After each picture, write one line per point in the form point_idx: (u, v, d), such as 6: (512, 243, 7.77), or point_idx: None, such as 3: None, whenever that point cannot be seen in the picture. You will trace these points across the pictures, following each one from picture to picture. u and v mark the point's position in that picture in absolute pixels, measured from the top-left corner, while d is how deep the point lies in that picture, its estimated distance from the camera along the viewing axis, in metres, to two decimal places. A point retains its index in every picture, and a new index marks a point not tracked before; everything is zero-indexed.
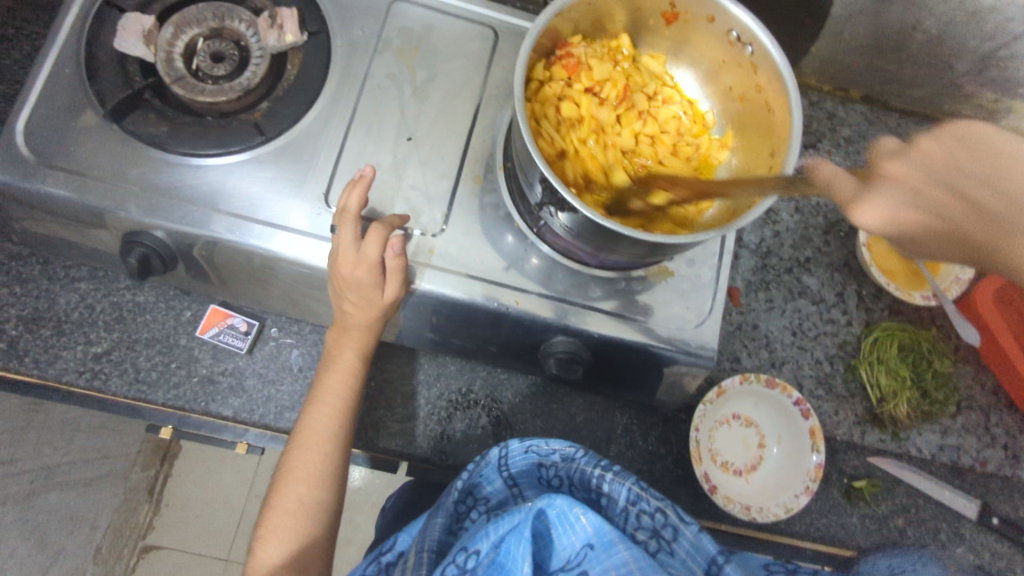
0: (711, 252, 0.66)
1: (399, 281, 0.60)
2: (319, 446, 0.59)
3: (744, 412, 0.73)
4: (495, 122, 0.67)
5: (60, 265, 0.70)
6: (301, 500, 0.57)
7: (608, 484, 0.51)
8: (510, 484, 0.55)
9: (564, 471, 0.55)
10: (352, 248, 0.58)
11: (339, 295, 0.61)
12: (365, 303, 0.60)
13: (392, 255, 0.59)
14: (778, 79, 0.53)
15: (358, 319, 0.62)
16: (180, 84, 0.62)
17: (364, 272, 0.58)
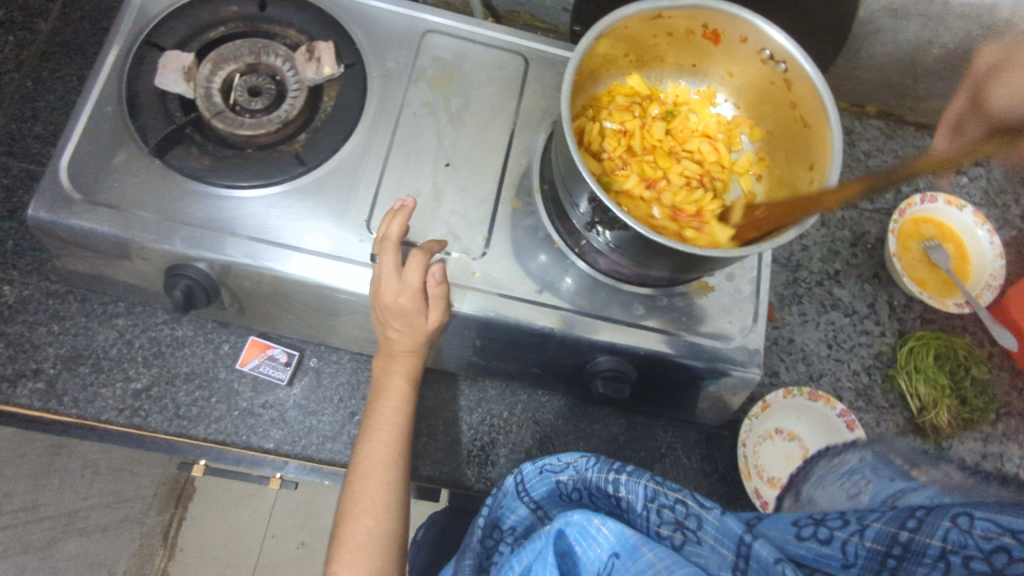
0: (750, 266, 0.67)
1: (444, 306, 0.60)
2: (380, 474, 0.58)
3: (787, 426, 0.73)
4: (530, 146, 0.68)
5: (98, 302, 0.69)
6: (369, 534, 0.56)
7: (624, 486, 0.47)
8: (534, 508, 0.52)
9: (580, 483, 0.51)
10: (395, 276, 0.58)
11: (381, 324, 0.62)
12: (411, 330, 0.60)
13: (435, 283, 0.59)
14: (814, 93, 0.54)
15: (403, 345, 0.62)
16: (220, 118, 0.63)
17: (408, 300, 0.58)
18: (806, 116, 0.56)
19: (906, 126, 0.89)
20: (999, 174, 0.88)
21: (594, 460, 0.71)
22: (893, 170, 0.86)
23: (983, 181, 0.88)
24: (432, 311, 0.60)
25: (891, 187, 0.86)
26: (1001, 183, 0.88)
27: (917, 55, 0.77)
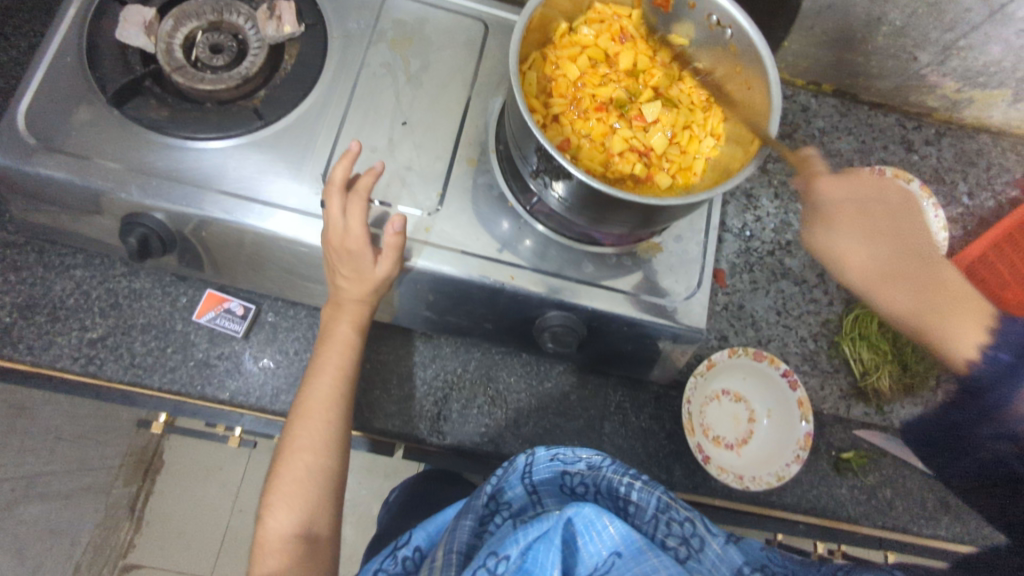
0: (697, 228, 0.69)
1: (393, 257, 0.60)
2: (322, 414, 0.61)
3: (733, 387, 0.75)
4: (487, 109, 0.69)
5: (56, 253, 0.70)
6: (305, 470, 0.59)
7: (636, 492, 0.51)
8: (530, 490, 0.55)
9: (589, 479, 0.54)
10: (340, 222, 0.60)
11: (333, 269, 0.63)
12: (359, 277, 0.61)
13: (392, 233, 0.60)
14: (756, 57, 0.57)
15: (352, 292, 0.63)
16: (180, 73, 0.64)
17: (354, 244, 0.60)
18: (750, 80, 0.59)
19: (861, 105, 0.92)
20: (948, 154, 0.91)
21: (545, 417, 0.73)
22: (846, 146, 0.89)
23: (933, 160, 0.90)
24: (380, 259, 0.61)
25: (843, 163, 0.88)
26: (950, 163, 0.91)
27: (868, 33, 0.79)
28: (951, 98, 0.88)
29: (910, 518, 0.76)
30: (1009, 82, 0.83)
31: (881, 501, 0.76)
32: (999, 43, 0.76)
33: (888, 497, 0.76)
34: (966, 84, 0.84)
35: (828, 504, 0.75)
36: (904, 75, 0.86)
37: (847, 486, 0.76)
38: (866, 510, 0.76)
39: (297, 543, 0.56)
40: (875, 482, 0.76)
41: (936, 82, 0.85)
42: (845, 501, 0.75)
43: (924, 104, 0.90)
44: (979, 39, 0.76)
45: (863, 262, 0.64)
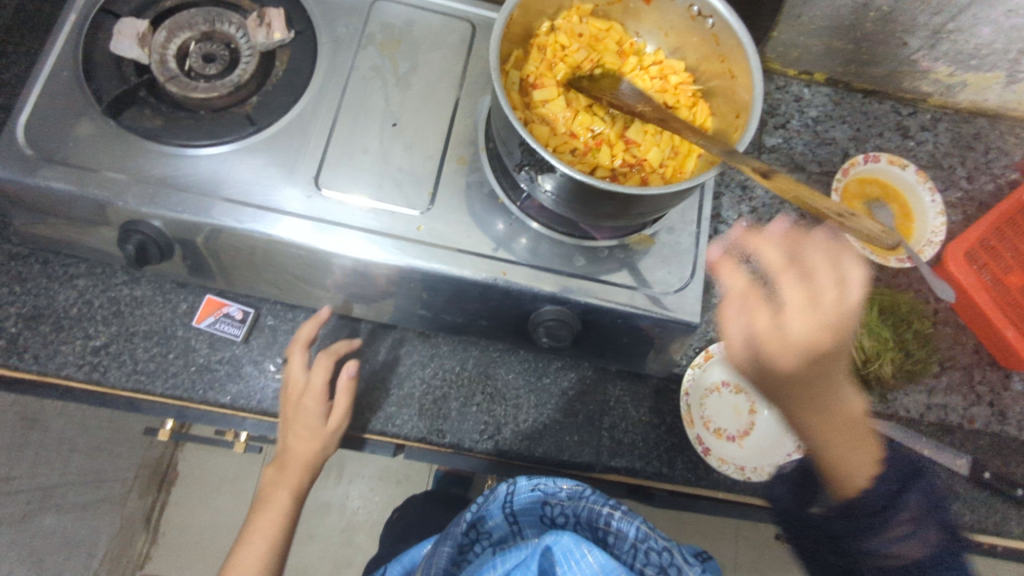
0: (689, 220, 0.70)
1: (343, 408, 0.68)
2: (254, 567, 0.66)
3: (733, 378, 0.75)
4: (476, 107, 0.70)
5: (59, 263, 0.71)
6: (251, 564, 0.66)
7: (616, 522, 0.58)
8: (510, 520, 0.63)
9: (569, 509, 0.61)
10: (301, 379, 0.68)
11: (285, 433, 0.69)
12: (310, 433, 0.67)
13: (347, 377, 0.68)
14: (737, 45, 0.58)
15: (299, 454, 0.68)
16: (174, 83, 0.66)
17: (312, 400, 0.68)
18: (733, 68, 0.60)
19: (854, 93, 0.91)
20: (946, 139, 0.90)
21: (544, 412, 0.73)
22: (840, 135, 0.88)
23: (929, 145, 0.90)
24: (332, 414, 0.68)
25: (839, 152, 0.88)
26: (947, 147, 0.90)
27: (856, 20, 0.79)
28: (945, 83, 0.88)
29: None
30: (1002, 64, 0.82)
31: None
32: (988, 25, 0.76)
33: None
34: (959, 68, 0.84)
35: None
36: (896, 61, 0.85)
37: None
38: None
39: None
40: None
41: (929, 67, 0.85)
42: None
43: (919, 89, 0.89)
44: (969, 21, 0.76)
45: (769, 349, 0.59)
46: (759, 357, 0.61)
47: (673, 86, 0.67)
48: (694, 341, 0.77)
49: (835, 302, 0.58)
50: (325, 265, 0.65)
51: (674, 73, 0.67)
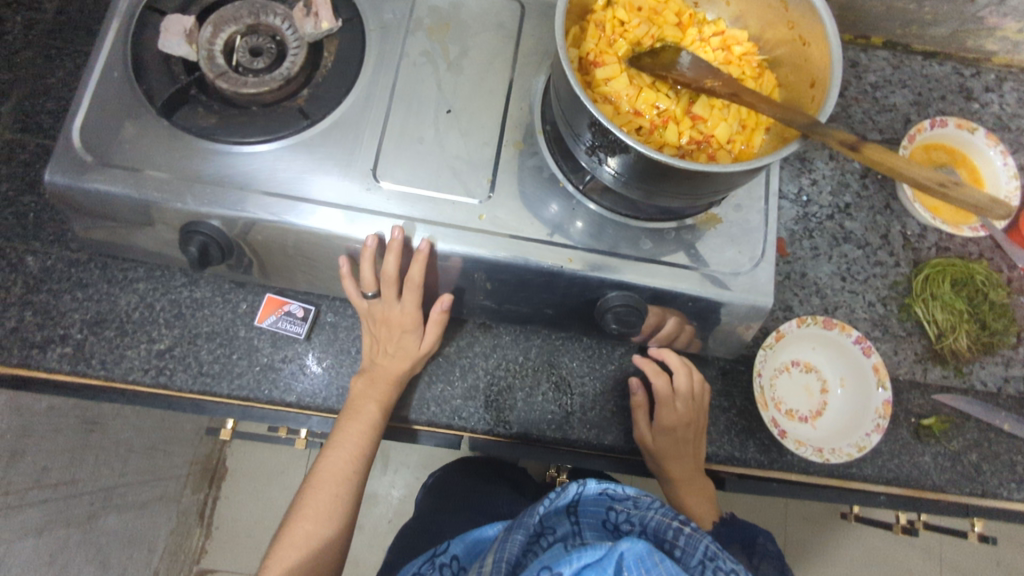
0: (757, 196, 0.67)
1: (435, 334, 0.69)
2: (332, 488, 0.65)
3: (803, 358, 0.73)
4: (531, 89, 0.68)
5: (118, 268, 0.71)
6: (338, 469, 0.66)
7: (685, 538, 0.47)
8: (573, 522, 0.52)
9: (636, 518, 0.50)
10: (394, 304, 0.67)
11: (376, 354, 0.69)
12: (405, 352, 0.68)
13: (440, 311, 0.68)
14: (811, 10, 0.55)
15: (391, 370, 0.68)
16: (223, 78, 0.64)
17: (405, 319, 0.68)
18: (806, 35, 0.57)
19: (914, 55, 0.87)
20: (1012, 99, 0.86)
21: (611, 400, 0.72)
22: (901, 100, 0.85)
23: (995, 107, 0.86)
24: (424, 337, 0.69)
25: (900, 118, 0.84)
26: (1014, 108, 0.86)
27: None
28: (1011, 40, 0.84)
29: (999, 483, 0.72)
30: None
31: (968, 467, 0.73)
32: None
33: (976, 462, 0.73)
34: None
35: (912, 473, 0.72)
36: (961, 19, 0.81)
37: (930, 454, 0.73)
38: (953, 478, 0.72)
39: None
40: (960, 447, 0.73)
41: (995, 24, 0.81)
42: (929, 469, 0.72)
43: (982, 48, 0.85)
44: None
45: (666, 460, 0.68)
46: (646, 435, 0.68)
47: (738, 56, 0.64)
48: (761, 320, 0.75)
49: (698, 391, 0.69)
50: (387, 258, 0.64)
51: (737, 44, 0.65)
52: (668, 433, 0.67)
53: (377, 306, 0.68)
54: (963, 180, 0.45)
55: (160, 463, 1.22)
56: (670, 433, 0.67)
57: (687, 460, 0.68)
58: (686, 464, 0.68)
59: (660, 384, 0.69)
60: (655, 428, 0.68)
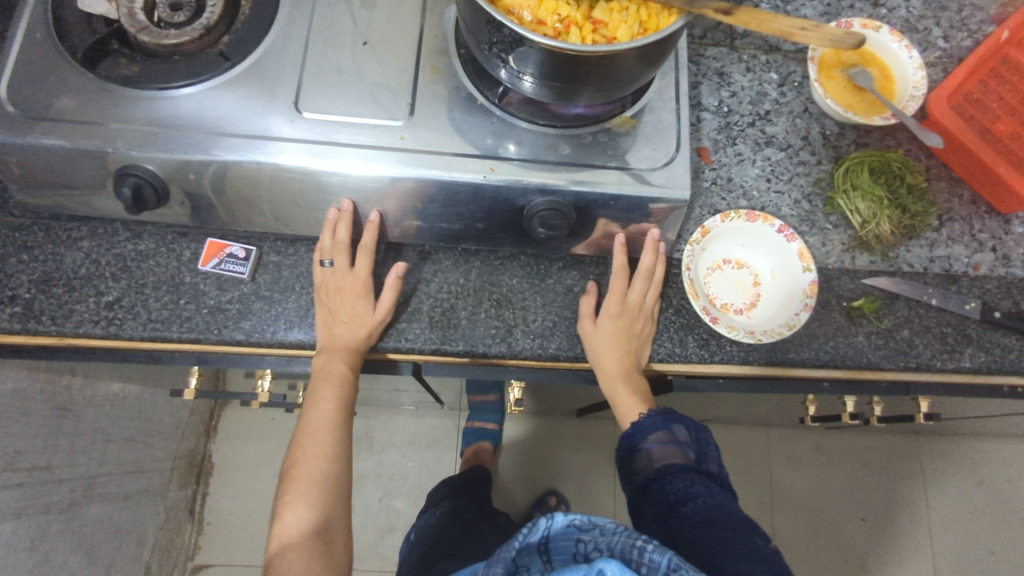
0: (668, 97, 0.71)
1: (389, 302, 0.70)
2: (325, 436, 0.70)
3: (734, 256, 0.76)
4: (443, 18, 0.71)
5: (62, 228, 0.73)
6: (323, 421, 0.70)
7: (650, 554, 0.50)
8: (544, 559, 0.56)
9: (604, 543, 0.54)
10: (346, 272, 0.70)
11: (330, 320, 0.69)
12: (359, 319, 0.69)
13: (394, 278, 0.71)
14: None
15: (348, 338, 0.69)
16: (145, 32, 0.66)
17: (356, 288, 0.70)
18: None
19: None
20: (918, 2, 0.90)
21: (552, 310, 0.74)
22: (811, 12, 0.88)
23: (902, 10, 0.89)
24: (379, 304, 0.70)
25: None
26: (921, 10, 0.89)
27: None
28: None
29: (932, 354, 0.75)
30: None
31: (901, 342, 0.75)
32: None
33: (908, 337, 0.76)
34: None
35: (849, 353, 0.75)
36: None
37: (864, 334, 0.75)
38: (888, 353, 0.75)
39: (305, 540, 0.66)
40: (892, 325, 0.76)
41: None
42: (864, 348, 0.75)
43: None
44: None
45: (606, 348, 0.70)
46: (589, 328, 0.71)
47: None
48: (690, 225, 0.77)
49: (654, 285, 0.72)
50: (329, 198, 0.68)
51: None
52: (610, 325, 0.70)
53: (330, 275, 0.71)
54: (815, 21, 0.50)
55: (141, 456, 1.25)
56: (611, 326, 0.70)
57: (626, 353, 0.71)
58: (625, 358, 0.71)
59: (619, 265, 0.73)
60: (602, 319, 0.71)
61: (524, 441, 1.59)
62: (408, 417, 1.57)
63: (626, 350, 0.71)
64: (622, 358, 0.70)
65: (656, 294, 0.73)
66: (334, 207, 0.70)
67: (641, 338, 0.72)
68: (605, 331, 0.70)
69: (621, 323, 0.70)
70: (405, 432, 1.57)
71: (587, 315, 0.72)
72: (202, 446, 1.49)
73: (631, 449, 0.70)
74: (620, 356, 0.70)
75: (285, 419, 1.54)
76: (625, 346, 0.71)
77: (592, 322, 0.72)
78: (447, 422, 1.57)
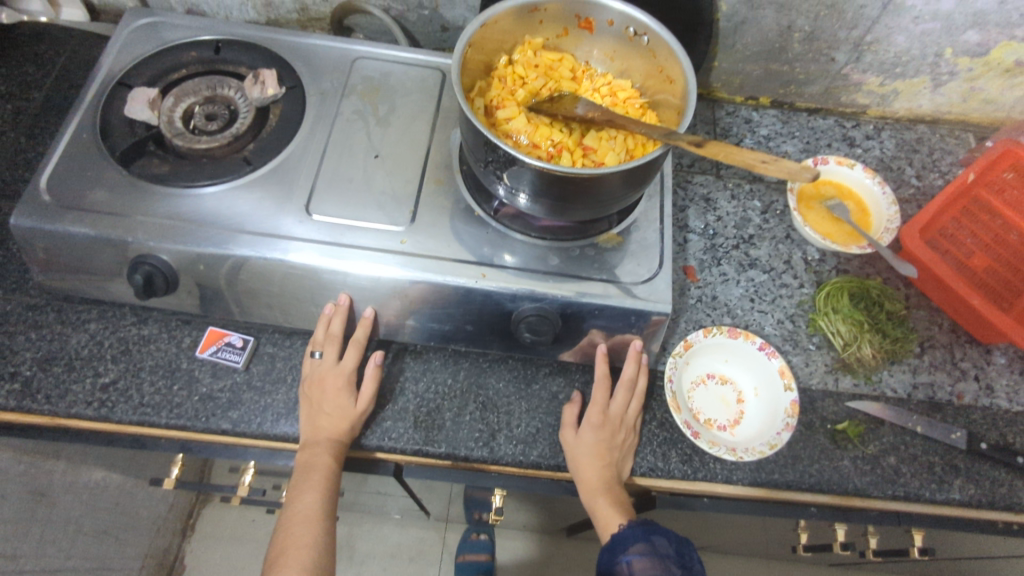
0: (653, 218, 0.76)
1: (370, 393, 0.72)
2: (309, 529, 0.68)
3: (717, 371, 0.78)
4: (449, 139, 0.78)
5: (73, 310, 0.77)
6: (313, 509, 0.68)
7: None
8: None
9: None
10: (333, 364, 0.72)
11: (315, 410, 0.70)
12: (342, 411, 0.70)
13: (373, 365, 0.73)
14: (671, 52, 0.68)
15: (332, 429, 0.69)
16: (179, 138, 0.74)
17: (342, 380, 0.71)
18: (671, 74, 0.70)
19: (799, 112, 0.99)
20: (891, 145, 0.97)
21: (536, 416, 0.75)
22: (791, 148, 0.95)
23: (876, 151, 0.96)
24: (360, 396, 0.72)
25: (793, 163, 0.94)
26: (894, 152, 0.97)
27: (784, 42, 0.88)
28: (877, 93, 0.95)
29: (919, 485, 0.74)
30: (924, 69, 0.90)
31: (887, 469, 0.74)
32: (902, 33, 0.84)
33: (895, 465, 0.75)
34: (887, 77, 0.92)
35: (834, 478, 0.73)
36: (829, 78, 0.93)
37: (849, 458, 0.75)
38: (875, 480, 0.74)
39: None
40: (877, 450, 0.75)
41: (859, 80, 0.93)
42: (850, 473, 0.74)
43: (856, 102, 0.97)
44: (883, 32, 0.84)
45: (589, 459, 0.70)
46: (571, 438, 0.71)
47: (622, 99, 0.75)
48: (675, 338, 0.80)
49: (635, 394, 0.74)
50: (327, 293, 0.72)
51: (623, 91, 0.76)
52: (591, 435, 0.71)
53: (318, 366, 0.72)
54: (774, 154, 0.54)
55: (110, 549, 1.20)
56: (592, 436, 0.70)
57: (609, 462, 0.70)
58: (607, 467, 0.70)
59: (601, 374, 0.74)
60: (584, 429, 0.71)
61: (513, 558, 1.52)
62: (393, 525, 1.52)
63: (609, 459, 0.70)
64: (605, 468, 0.70)
65: (637, 402, 0.73)
66: (332, 302, 0.73)
67: (623, 448, 0.72)
68: (587, 441, 0.70)
69: (602, 432, 0.71)
70: (388, 542, 1.51)
71: (569, 425, 0.73)
72: (176, 544, 1.44)
73: (611, 563, 0.66)
74: (602, 466, 0.70)
75: (266, 519, 1.49)
76: (607, 455, 0.70)
77: (574, 432, 0.72)
78: (432, 534, 1.51)
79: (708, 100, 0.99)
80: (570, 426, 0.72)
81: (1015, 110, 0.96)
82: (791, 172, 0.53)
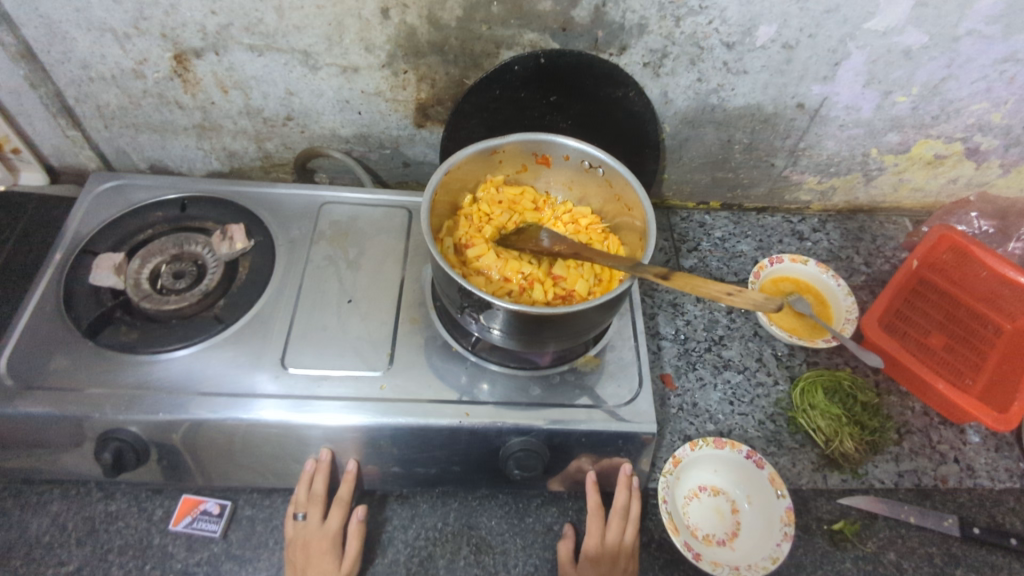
0: (627, 336, 0.78)
1: (355, 552, 0.69)
2: None
3: (709, 482, 0.77)
4: (421, 275, 0.80)
5: (33, 492, 0.73)
6: None
7: None
8: None
9: None
10: (317, 525, 0.69)
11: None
12: None
13: (355, 521, 0.70)
14: (626, 183, 0.72)
15: None
16: (147, 299, 0.72)
17: (327, 543, 0.68)
18: (629, 202, 0.73)
19: (748, 212, 1.05)
20: (836, 236, 1.03)
21: (532, 552, 0.73)
22: (746, 247, 1.00)
23: (825, 243, 1.02)
24: (345, 556, 0.68)
25: (750, 262, 0.98)
26: (841, 242, 1.02)
27: (726, 153, 0.93)
28: (817, 190, 1.02)
29: None
30: (855, 167, 0.97)
31: (889, 567, 0.74)
32: (831, 139, 0.91)
33: (896, 561, 0.75)
34: (823, 176, 0.98)
35: None
36: (772, 180, 0.99)
37: (851, 559, 0.74)
38: None
39: None
40: (876, 548, 0.75)
41: (799, 180, 0.99)
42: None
43: (799, 199, 1.03)
44: (814, 139, 0.91)
45: None
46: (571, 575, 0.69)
47: (584, 226, 0.79)
48: (662, 452, 0.80)
49: (630, 518, 0.72)
50: (307, 449, 0.69)
51: (584, 217, 0.80)
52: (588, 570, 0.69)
53: (302, 528, 0.69)
54: (739, 286, 0.56)
55: None
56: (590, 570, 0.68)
57: None
58: None
59: (593, 502, 0.73)
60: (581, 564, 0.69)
61: None
62: None
63: None
64: None
65: (633, 528, 0.72)
66: (313, 458, 0.70)
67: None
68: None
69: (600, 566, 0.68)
70: None
71: (566, 562, 0.70)
72: None
73: None
74: None
75: None
76: None
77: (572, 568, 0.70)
78: None
79: (663, 207, 1.04)
80: (568, 562, 0.70)
81: (942, 196, 1.03)
82: (756, 303, 0.56)
